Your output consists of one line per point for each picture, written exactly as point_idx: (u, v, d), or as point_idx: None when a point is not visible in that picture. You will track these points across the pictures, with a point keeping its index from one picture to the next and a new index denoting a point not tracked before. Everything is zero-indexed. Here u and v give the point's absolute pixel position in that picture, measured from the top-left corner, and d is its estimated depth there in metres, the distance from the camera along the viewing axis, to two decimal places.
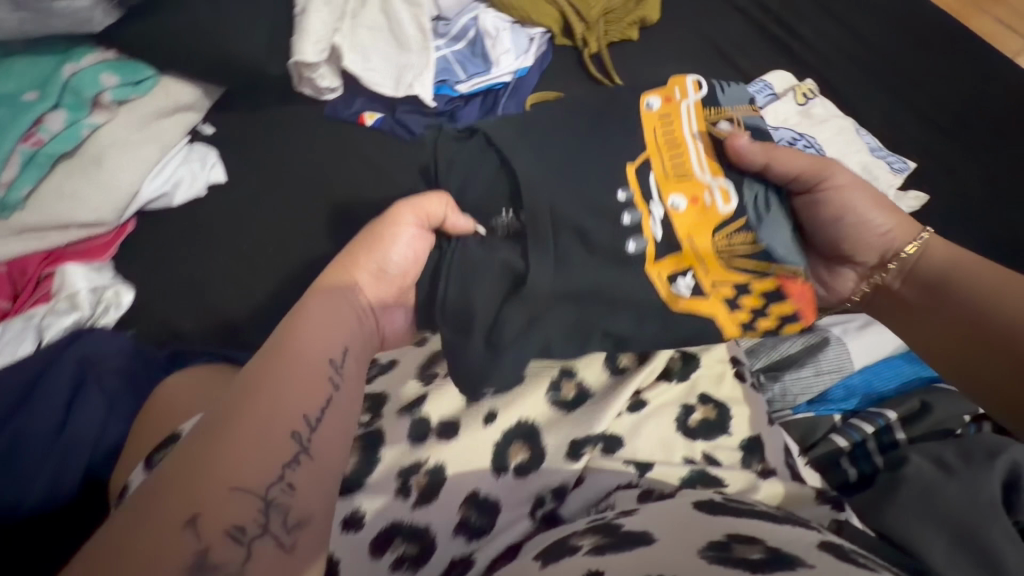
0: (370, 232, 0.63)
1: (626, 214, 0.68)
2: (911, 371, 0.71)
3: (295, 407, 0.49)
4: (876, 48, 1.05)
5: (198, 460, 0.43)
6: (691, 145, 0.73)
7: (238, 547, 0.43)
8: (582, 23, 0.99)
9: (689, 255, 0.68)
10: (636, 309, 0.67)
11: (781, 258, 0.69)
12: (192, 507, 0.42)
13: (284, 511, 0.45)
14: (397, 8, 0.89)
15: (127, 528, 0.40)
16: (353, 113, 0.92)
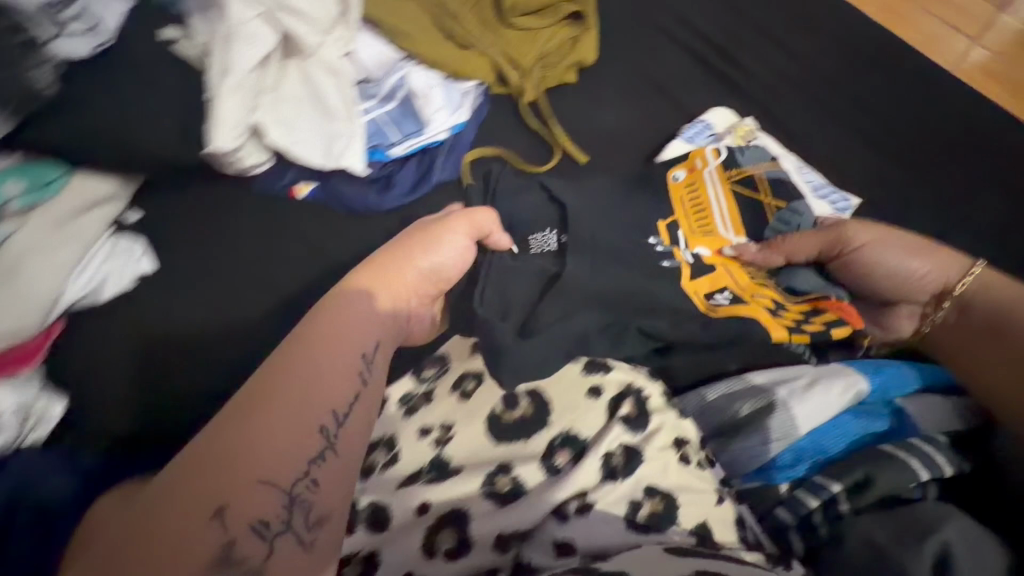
0: (419, 238, 0.76)
1: (656, 241, 0.85)
2: (859, 427, 0.72)
3: (324, 405, 0.58)
4: (812, 79, 1.05)
5: (234, 450, 0.52)
6: (715, 204, 0.90)
7: (260, 541, 0.51)
8: (517, 70, 0.96)
9: (722, 278, 0.84)
10: (674, 317, 0.80)
11: (805, 291, 0.85)
12: (228, 495, 0.50)
13: (306, 508, 0.54)
14: (319, 78, 0.85)
15: (168, 510, 0.49)
16: (285, 185, 0.89)
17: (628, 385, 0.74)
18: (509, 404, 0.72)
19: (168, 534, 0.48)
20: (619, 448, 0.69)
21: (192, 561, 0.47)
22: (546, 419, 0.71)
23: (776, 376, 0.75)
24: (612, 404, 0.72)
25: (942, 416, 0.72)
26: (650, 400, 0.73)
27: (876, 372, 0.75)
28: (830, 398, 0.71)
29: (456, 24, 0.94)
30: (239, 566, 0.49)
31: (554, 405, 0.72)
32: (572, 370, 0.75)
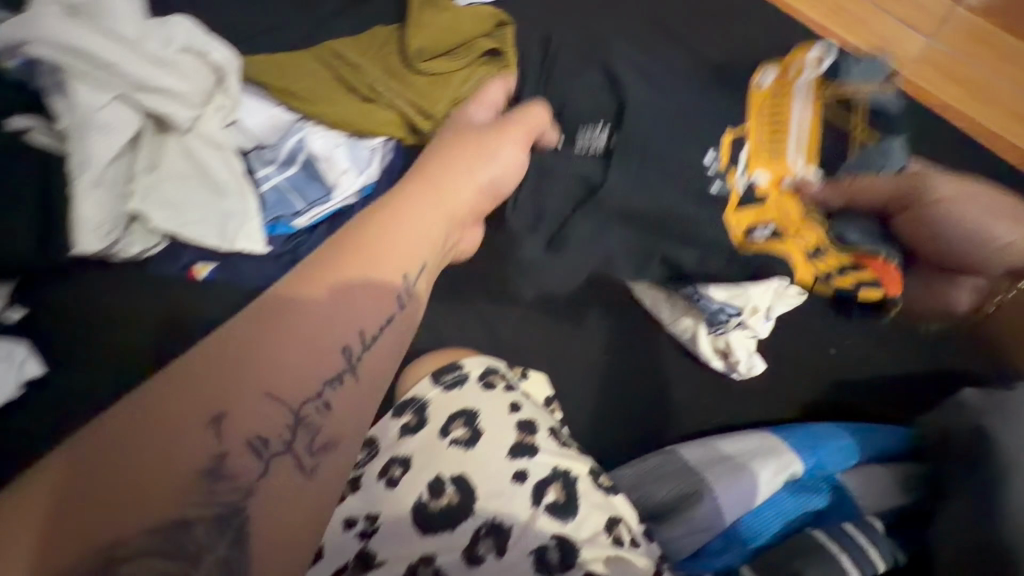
0: (475, 142, 0.68)
1: (710, 156, 0.74)
2: (796, 505, 0.68)
3: (353, 321, 0.50)
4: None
5: (245, 353, 0.44)
6: (796, 121, 0.77)
7: (257, 462, 0.42)
8: (428, 119, 0.86)
9: (769, 211, 0.74)
10: (705, 248, 0.72)
11: (858, 241, 0.74)
12: (230, 400, 0.42)
13: (313, 431, 0.44)
14: (202, 152, 0.77)
15: (165, 404, 0.41)
16: (181, 267, 0.83)
17: (555, 469, 0.69)
18: (434, 492, 0.66)
19: (157, 435, 0.39)
20: (552, 541, 0.63)
21: (177, 468, 0.39)
22: (471, 508, 0.65)
23: (708, 455, 0.74)
24: (537, 492, 0.66)
25: (884, 493, 0.68)
26: (581, 483, 0.69)
27: (813, 449, 0.72)
28: (760, 483, 0.68)
29: (356, 76, 0.85)
30: (228, 482, 0.40)
31: (479, 492, 0.66)
32: (498, 454, 0.69)
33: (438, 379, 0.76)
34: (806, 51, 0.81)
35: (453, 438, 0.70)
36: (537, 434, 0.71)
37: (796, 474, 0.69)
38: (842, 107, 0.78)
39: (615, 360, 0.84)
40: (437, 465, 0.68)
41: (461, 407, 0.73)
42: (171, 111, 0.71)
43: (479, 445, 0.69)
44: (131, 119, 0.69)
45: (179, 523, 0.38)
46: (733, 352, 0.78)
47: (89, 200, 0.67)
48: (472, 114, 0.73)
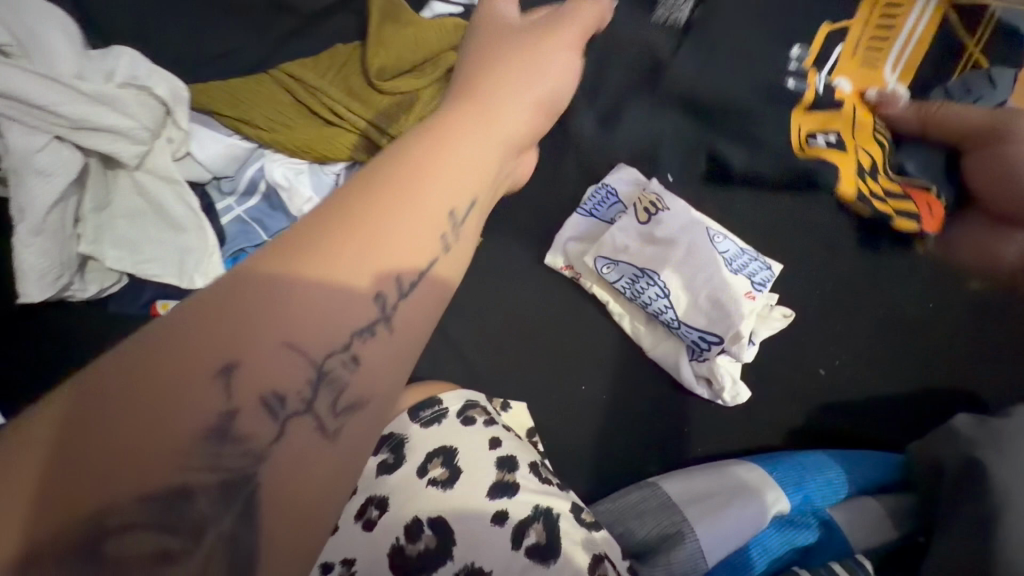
0: (529, 59, 0.62)
1: (794, 61, 0.81)
2: (782, 541, 0.65)
3: (394, 258, 0.42)
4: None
5: (262, 294, 0.36)
6: (908, 26, 0.77)
7: (270, 423, 0.35)
8: (394, 140, 0.82)
9: (838, 120, 0.79)
10: (771, 149, 0.82)
11: (916, 173, 0.78)
12: (245, 350, 0.35)
13: (335, 390, 0.38)
14: (154, 189, 0.74)
15: (177, 348, 0.34)
16: (142, 306, 0.78)
17: (537, 507, 0.64)
18: (412, 534, 0.62)
19: (165, 382, 0.33)
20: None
21: (187, 424, 0.32)
22: (450, 555, 0.61)
23: (689, 491, 0.70)
24: (518, 533, 0.62)
25: (876, 526, 0.65)
26: (563, 521, 0.64)
27: (798, 484, 0.67)
28: (745, 524, 0.64)
29: (315, 99, 0.81)
30: (237, 445, 0.33)
31: (459, 538, 0.62)
32: (477, 495, 0.64)
33: (415, 414, 0.71)
34: None
35: (431, 479, 0.65)
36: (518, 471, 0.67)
37: (783, 511, 0.66)
38: (969, 17, 0.75)
39: (599, 389, 0.80)
40: (415, 507, 0.64)
41: (440, 445, 0.68)
42: (117, 149, 0.69)
43: (458, 484, 0.65)
44: (73, 159, 0.66)
45: (185, 486, 0.32)
46: (717, 379, 0.75)
47: (30, 247, 0.65)
48: (511, 30, 0.65)
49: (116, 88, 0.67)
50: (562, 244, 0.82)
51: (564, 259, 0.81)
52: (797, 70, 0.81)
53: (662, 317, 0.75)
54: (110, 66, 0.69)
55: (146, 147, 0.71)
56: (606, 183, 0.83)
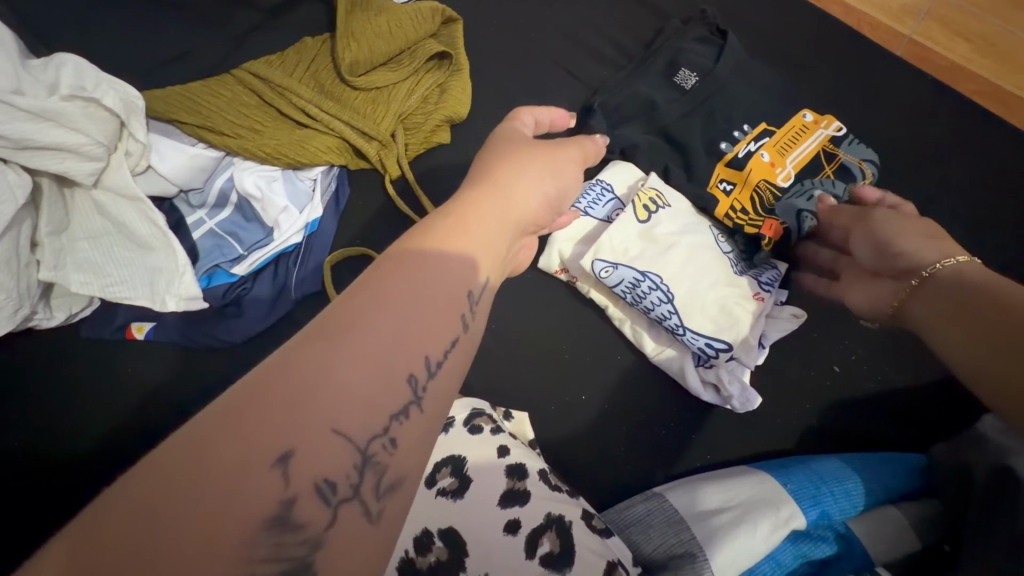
0: (543, 150, 0.63)
1: (739, 130, 0.77)
2: (796, 555, 0.62)
3: (429, 337, 0.41)
4: (762, 78, 0.81)
5: (303, 380, 0.34)
6: (807, 144, 0.76)
7: (325, 509, 0.33)
8: (374, 141, 0.79)
9: (741, 172, 0.75)
10: (752, 116, 0.78)
11: (788, 224, 0.72)
12: (298, 436, 0.33)
13: (379, 472, 0.36)
14: (115, 207, 0.69)
15: (224, 441, 0.31)
16: (117, 328, 0.74)
17: (549, 514, 0.61)
18: (421, 546, 0.57)
19: (217, 479, 0.30)
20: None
21: (247, 518, 0.30)
22: (462, 569, 0.55)
23: (698, 506, 0.66)
24: (531, 541, 0.58)
25: (896, 539, 0.61)
26: (578, 529, 0.60)
27: (815, 498, 0.63)
28: (755, 539, 0.61)
29: (287, 99, 0.77)
30: (298, 534, 0.31)
31: (471, 549, 0.57)
32: (487, 505, 0.60)
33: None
34: (835, 120, 0.80)
35: (441, 488, 0.61)
36: (528, 479, 0.63)
37: (798, 527, 0.62)
38: (836, 160, 0.75)
39: (603, 397, 0.76)
40: (422, 518, 0.58)
41: (447, 454, 0.64)
42: (69, 168, 0.64)
43: (469, 494, 0.60)
44: (21, 182, 0.62)
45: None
46: (725, 386, 0.70)
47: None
48: (520, 126, 0.67)
49: (61, 101, 0.62)
50: (554, 247, 0.76)
51: (559, 262, 0.76)
52: (734, 137, 0.77)
53: (666, 323, 0.70)
54: (53, 78, 0.63)
55: (101, 163, 0.66)
56: (600, 179, 0.77)
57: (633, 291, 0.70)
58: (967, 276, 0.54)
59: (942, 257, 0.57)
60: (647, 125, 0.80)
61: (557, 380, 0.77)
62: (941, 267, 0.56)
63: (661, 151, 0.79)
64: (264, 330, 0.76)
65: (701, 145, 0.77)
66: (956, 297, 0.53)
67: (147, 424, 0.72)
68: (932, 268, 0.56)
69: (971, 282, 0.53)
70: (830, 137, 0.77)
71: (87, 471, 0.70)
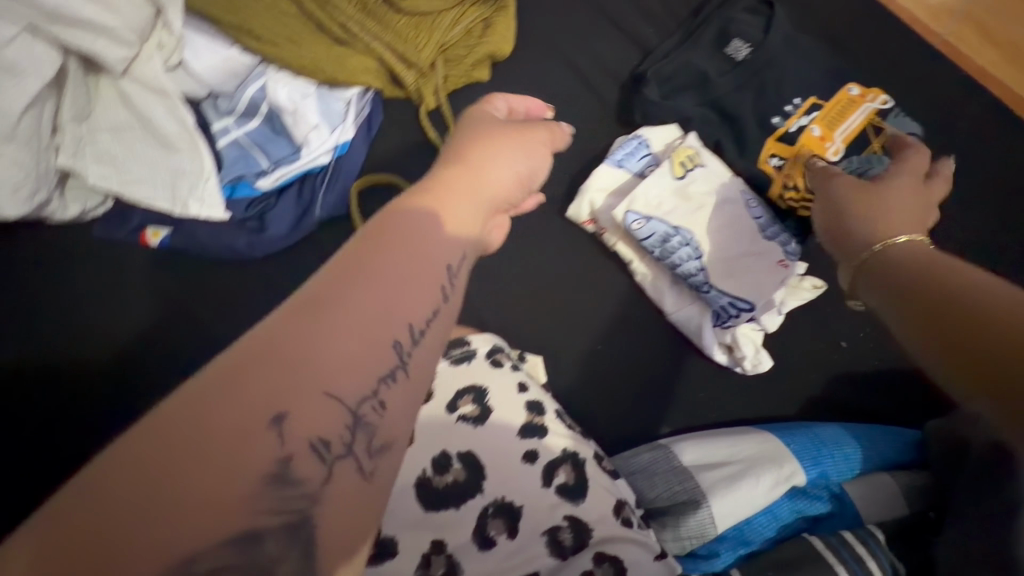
0: (521, 130, 0.59)
1: (790, 103, 0.77)
2: (790, 509, 0.64)
3: (409, 305, 0.40)
4: (808, 53, 0.80)
5: (289, 349, 0.34)
6: (853, 119, 0.78)
7: (320, 465, 0.33)
8: (412, 69, 0.77)
9: (792, 148, 0.76)
10: (795, 90, 0.78)
11: None
12: (290, 398, 0.33)
13: (370, 432, 0.36)
14: (142, 99, 0.65)
15: (217, 404, 0.31)
16: (131, 231, 0.72)
17: (565, 450, 0.63)
18: (439, 467, 0.60)
19: (208, 443, 0.30)
20: (564, 522, 0.59)
21: (244, 478, 0.30)
22: (479, 488, 0.59)
23: (701, 459, 0.68)
24: (548, 472, 0.61)
25: (883, 502, 0.64)
26: (589, 465, 0.63)
27: (816, 459, 0.66)
28: (756, 492, 0.64)
29: (326, 13, 0.74)
30: (299, 491, 0.32)
31: (488, 473, 0.60)
32: (505, 434, 0.62)
33: (444, 352, 0.68)
34: (880, 91, 0.81)
35: (462, 414, 0.63)
36: (546, 414, 0.65)
37: (798, 483, 0.65)
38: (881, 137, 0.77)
39: (616, 350, 0.77)
40: (441, 441, 0.61)
41: (468, 383, 0.65)
42: (101, 49, 0.61)
43: (489, 423, 0.62)
44: (46, 58, 0.59)
45: (254, 530, 0.30)
46: (739, 347, 0.72)
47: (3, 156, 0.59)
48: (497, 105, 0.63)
49: None
50: (587, 196, 0.76)
51: (588, 213, 0.76)
52: (787, 110, 0.77)
53: (691, 279, 0.71)
54: None
55: (133, 50, 0.62)
56: (638, 133, 0.77)
57: (662, 245, 0.71)
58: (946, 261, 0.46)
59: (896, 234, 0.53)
60: (687, 82, 0.78)
61: (572, 328, 0.78)
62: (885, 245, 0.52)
63: (699, 109, 0.77)
64: (284, 249, 0.75)
65: (741, 112, 0.77)
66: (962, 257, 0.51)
67: (153, 332, 0.71)
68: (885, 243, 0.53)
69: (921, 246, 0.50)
70: (878, 110, 0.79)
71: (87, 373, 0.69)
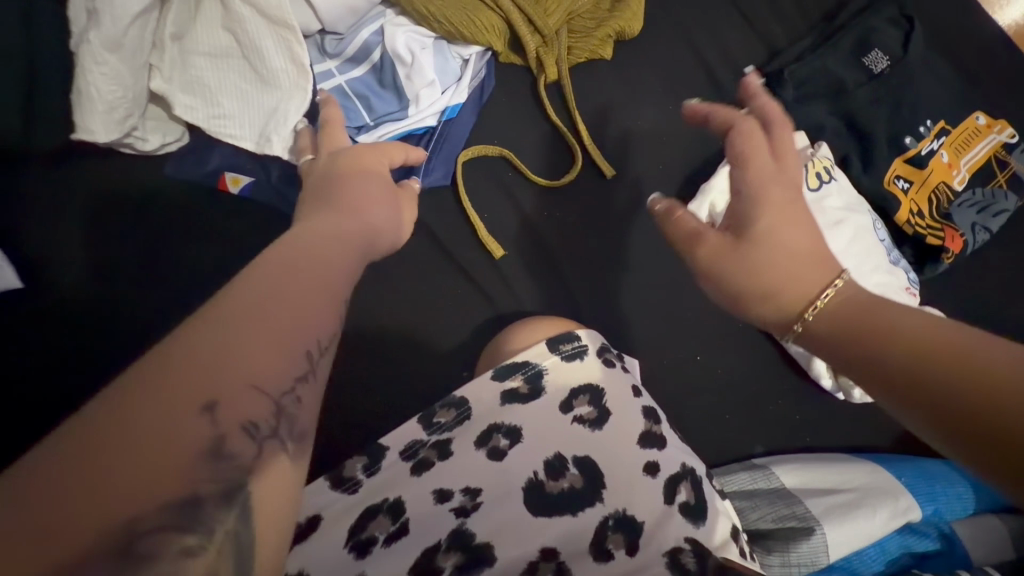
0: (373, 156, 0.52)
1: (923, 124, 0.74)
2: (898, 544, 0.62)
3: (326, 303, 0.34)
4: (941, 76, 0.77)
5: (210, 334, 0.29)
6: (978, 149, 0.75)
7: (250, 446, 0.29)
8: (537, 35, 0.71)
9: (921, 172, 0.73)
10: (929, 112, 0.75)
11: (961, 230, 0.72)
12: (221, 383, 0.28)
13: (293, 421, 0.31)
14: (251, 24, 0.57)
15: (143, 387, 0.26)
16: (209, 173, 0.64)
17: (683, 465, 0.59)
18: (553, 472, 0.56)
19: (134, 422, 0.25)
20: (685, 545, 0.52)
21: (171, 458, 0.26)
22: (599, 499, 0.54)
23: (807, 485, 0.66)
24: (670, 488, 0.56)
25: (999, 544, 0.62)
26: (706, 487, 0.59)
27: (930, 495, 0.64)
28: (872, 523, 0.61)
29: None
30: (230, 467, 0.28)
31: (609, 483, 0.55)
32: (627, 442, 0.57)
33: (554, 346, 0.61)
34: (1006, 122, 0.78)
35: (578, 416, 0.58)
36: (663, 425, 0.61)
37: (913, 519, 0.62)
38: (1005, 170, 0.75)
39: (716, 362, 0.73)
40: (556, 443, 0.57)
41: (584, 382, 0.60)
42: None
43: (609, 426, 0.58)
44: None
45: (190, 500, 0.26)
46: None
47: (100, 66, 0.53)
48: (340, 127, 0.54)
49: None
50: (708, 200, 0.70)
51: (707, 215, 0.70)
52: (919, 132, 0.74)
53: None
54: None
55: None
56: None
57: None
58: (895, 318, 0.37)
59: (812, 295, 0.42)
60: (822, 89, 0.75)
61: (674, 332, 0.73)
62: (820, 307, 0.41)
63: (831, 119, 0.73)
64: None
65: (876, 128, 0.73)
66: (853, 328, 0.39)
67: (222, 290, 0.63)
68: (812, 312, 0.41)
69: (860, 294, 0.40)
70: (1003, 143, 0.76)
71: (144, 331, 0.61)
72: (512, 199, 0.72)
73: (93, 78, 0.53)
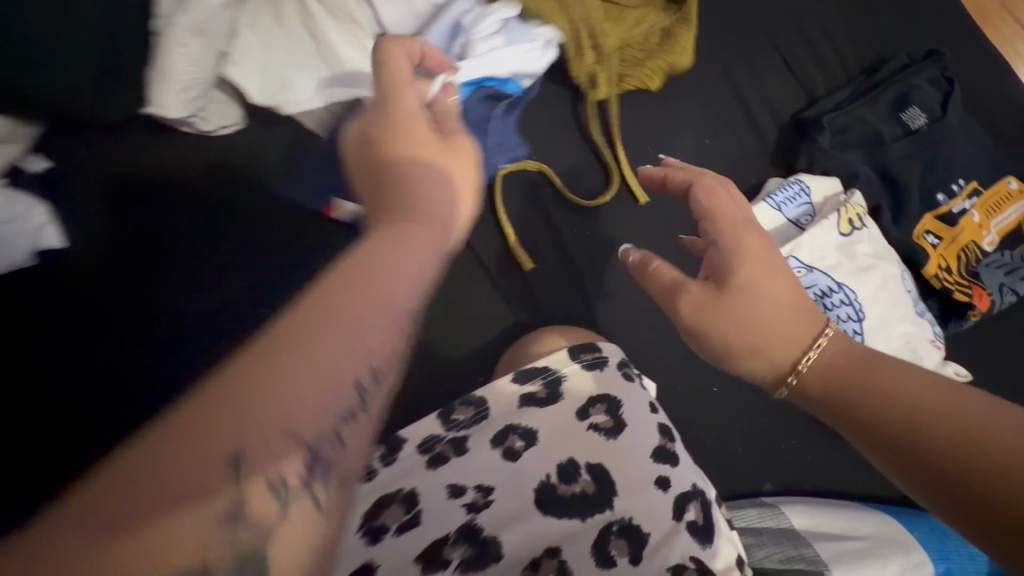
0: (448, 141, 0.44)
1: (956, 183, 0.75)
2: None
3: (376, 334, 0.29)
4: (976, 138, 0.79)
5: (241, 381, 0.25)
6: (1010, 213, 0.76)
7: (272, 509, 0.26)
8: (593, 50, 0.72)
9: (952, 228, 0.73)
10: (961, 171, 0.76)
11: (987, 286, 0.72)
12: (241, 440, 0.25)
13: (328, 471, 0.27)
14: (322, 18, 0.62)
15: (165, 438, 0.23)
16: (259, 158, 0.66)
17: (694, 485, 0.56)
18: (565, 476, 0.54)
19: (150, 490, 0.22)
20: (689, 562, 0.50)
21: (185, 528, 0.23)
22: (609, 505, 0.52)
23: (817, 528, 0.65)
24: (678, 505, 0.53)
25: None
26: (713, 510, 0.56)
27: (942, 553, 0.62)
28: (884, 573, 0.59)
29: None
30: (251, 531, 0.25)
31: (619, 489, 0.53)
32: (641, 456, 0.55)
33: (575, 354, 0.61)
34: None
35: (594, 424, 0.57)
36: (677, 445, 0.59)
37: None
38: None
39: (730, 396, 0.73)
40: (569, 448, 0.55)
41: (602, 391, 0.59)
42: None
43: (624, 437, 0.56)
44: None
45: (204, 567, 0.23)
46: None
47: (184, 48, 0.56)
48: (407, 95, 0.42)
49: None
50: None
51: None
52: (951, 190, 0.75)
53: None
54: None
55: None
56: (799, 179, 0.72)
57: (820, 298, 0.66)
58: (890, 377, 0.42)
59: (804, 348, 0.46)
60: (860, 139, 0.76)
61: (691, 361, 0.73)
62: (813, 359, 0.45)
63: (866, 168, 0.75)
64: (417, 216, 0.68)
65: (910, 182, 0.74)
66: (847, 382, 0.43)
67: (247, 281, 0.61)
68: (804, 365, 0.45)
69: (854, 350, 0.45)
70: None
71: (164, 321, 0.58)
72: (545, 214, 0.74)
73: (172, 60, 0.56)
